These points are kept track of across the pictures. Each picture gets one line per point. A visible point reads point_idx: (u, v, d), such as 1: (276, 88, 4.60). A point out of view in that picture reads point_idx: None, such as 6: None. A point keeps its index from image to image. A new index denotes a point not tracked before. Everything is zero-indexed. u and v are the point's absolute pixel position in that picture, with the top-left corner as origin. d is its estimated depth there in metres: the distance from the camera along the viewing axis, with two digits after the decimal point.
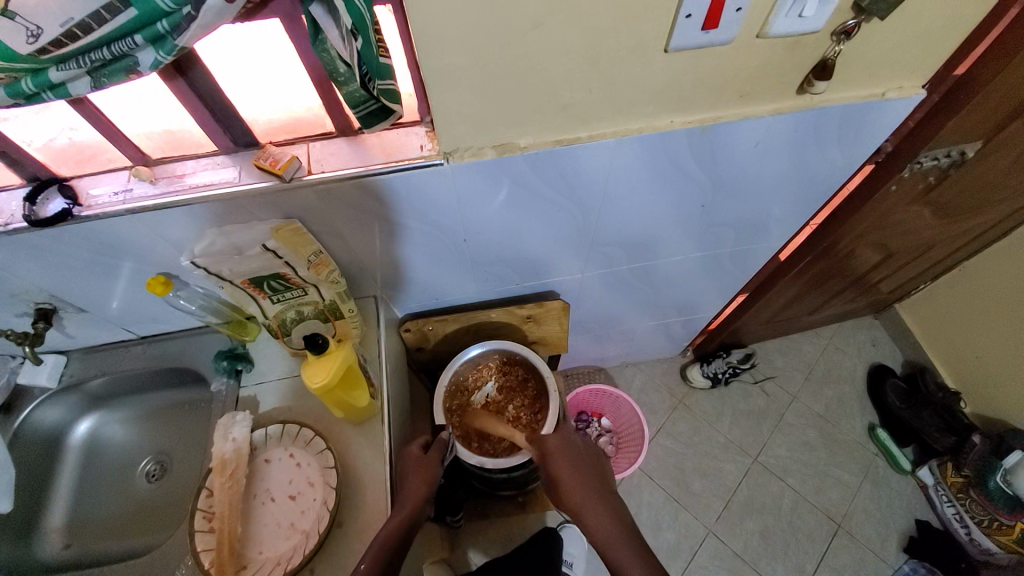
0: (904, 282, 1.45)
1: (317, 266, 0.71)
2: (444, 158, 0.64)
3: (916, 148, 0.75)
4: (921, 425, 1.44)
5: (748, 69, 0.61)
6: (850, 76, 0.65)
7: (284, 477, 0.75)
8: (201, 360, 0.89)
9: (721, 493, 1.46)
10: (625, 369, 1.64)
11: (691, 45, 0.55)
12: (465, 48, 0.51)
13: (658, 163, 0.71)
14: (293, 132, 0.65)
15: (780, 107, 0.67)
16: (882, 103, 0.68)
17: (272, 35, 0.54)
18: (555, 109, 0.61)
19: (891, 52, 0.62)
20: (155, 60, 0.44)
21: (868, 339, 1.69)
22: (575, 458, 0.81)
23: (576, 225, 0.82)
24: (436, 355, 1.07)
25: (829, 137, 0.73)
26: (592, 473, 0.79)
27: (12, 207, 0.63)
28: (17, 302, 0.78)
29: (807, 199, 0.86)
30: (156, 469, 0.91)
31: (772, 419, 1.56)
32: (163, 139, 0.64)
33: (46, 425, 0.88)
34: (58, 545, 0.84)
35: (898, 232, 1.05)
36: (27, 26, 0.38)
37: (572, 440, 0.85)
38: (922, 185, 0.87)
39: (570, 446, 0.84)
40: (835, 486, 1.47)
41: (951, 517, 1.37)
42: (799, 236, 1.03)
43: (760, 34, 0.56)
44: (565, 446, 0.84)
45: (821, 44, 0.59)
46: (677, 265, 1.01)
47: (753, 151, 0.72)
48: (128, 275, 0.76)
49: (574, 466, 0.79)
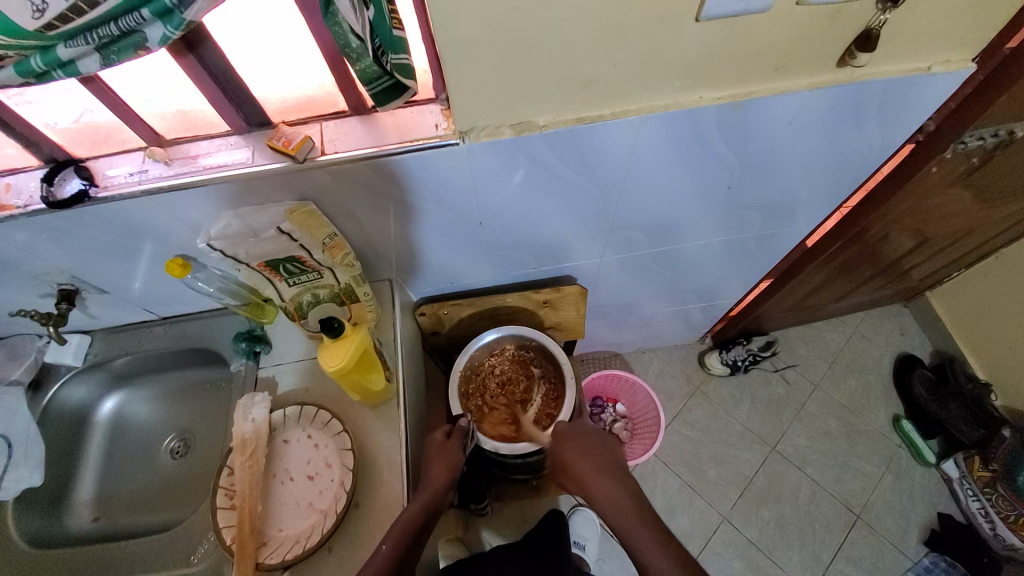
0: (938, 269, 1.39)
1: (332, 248, 0.71)
2: (460, 138, 0.62)
3: (962, 127, 0.70)
4: (950, 417, 1.41)
5: (784, 41, 0.57)
6: (895, 48, 0.60)
7: (302, 458, 0.76)
8: (220, 341, 0.90)
9: (737, 481, 1.44)
10: (642, 355, 1.62)
11: (724, 15, 0.52)
12: (483, 19, 0.49)
13: (685, 142, 0.68)
14: (307, 111, 0.64)
15: (816, 82, 0.63)
16: (928, 78, 0.64)
17: (283, 9, 0.52)
18: (576, 86, 0.58)
19: (943, 21, 0.57)
20: (164, 35, 0.42)
21: (896, 328, 1.64)
22: (587, 448, 0.81)
23: (594, 208, 0.79)
24: (451, 339, 1.06)
25: (869, 115, 0.68)
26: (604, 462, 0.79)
27: (31, 188, 0.63)
28: (41, 283, 0.79)
29: (839, 180, 0.82)
30: (179, 446, 0.93)
31: (792, 408, 1.53)
32: (176, 119, 0.63)
33: (73, 402, 0.91)
34: (88, 518, 0.87)
35: (934, 217, 1.00)
36: (31, 0, 0.37)
37: (585, 430, 0.86)
38: (965, 167, 0.82)
39: (584, 436, 0.84)
40: (855, 477, 1.44)
41: (976, 511, 1.33)
42: (829, 221, 0.98)
43: (800, 1, 0.52)
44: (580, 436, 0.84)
45: (864, 13, 0.55)
46: (699, 249, 0.98)
47: (785, 129, 0.68)
48: (146, 256, 0.76)
49: (587, 457, 0.80)
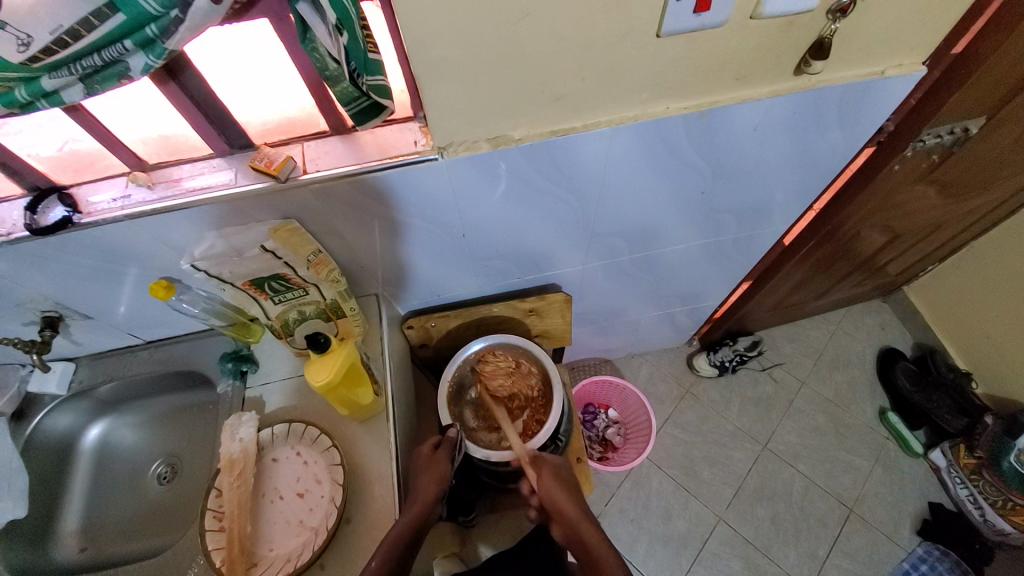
0: (912, 264, 1.43)
1: (317, 265, 0.72)
2: (438, 153, 0.64)
3: (918, 127, 0.74)
4: (933, 407, 1.43)
5: (743, 51, 0.60)
6: (849, 55, 0.63)
7: (292, 476, 0.76)
8: (207, 362, 0.90)
9: (730, 481, 1.45)
10: (632, 360, 1.64)
11: (684, 30, 0.54)
12: (454, 40, 0.51)
13: (656, 150, 0.70)
14: (288, 132, 0.65)
15: (777, 89, 0.66)
16: (882, 82, 0.67)
17: (262, 36, 0.54)
18: (549, 100, 0.61)
19: (890, 29, 0.61)
20: (146, 64, 0.44)
21: (877, 322, 1.68)
22: (571, 492, 0.81)
23: (574, 217, 0.81)
24: (440, 351, 1.07)
25: (830, 119, 0.72)
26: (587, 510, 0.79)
27: (14, 216, 0.64)
28: (23, 312, 0.79)
29: (808, 182, 0.85)
30: (167, 471, 0.92)
31: (781, 406, 1.56)
32: (158, 143, 0.64)
33: (57, 431, 0.90)
34: (74, 548, 0.86)
35: (903, 213, 1.03)
36: (16, 35, 0.38)
37: (565, 471, 0.84)
38: (926, 164, 0.85)
39: (565, 478, 0.83)
40: (846, 471, 1.46)
41: (965, 498, 1.36)
42: (802, 221, 1.01)
43: (755, 15, 0.55)
44: (561, 477, 0.83)
45: (816, 23, 0.58)
46: (679, 254, 1.00)
47: (752, 135, 0.71)
48: (131, 280, 0.76)
49: (573, 502, 0.79)
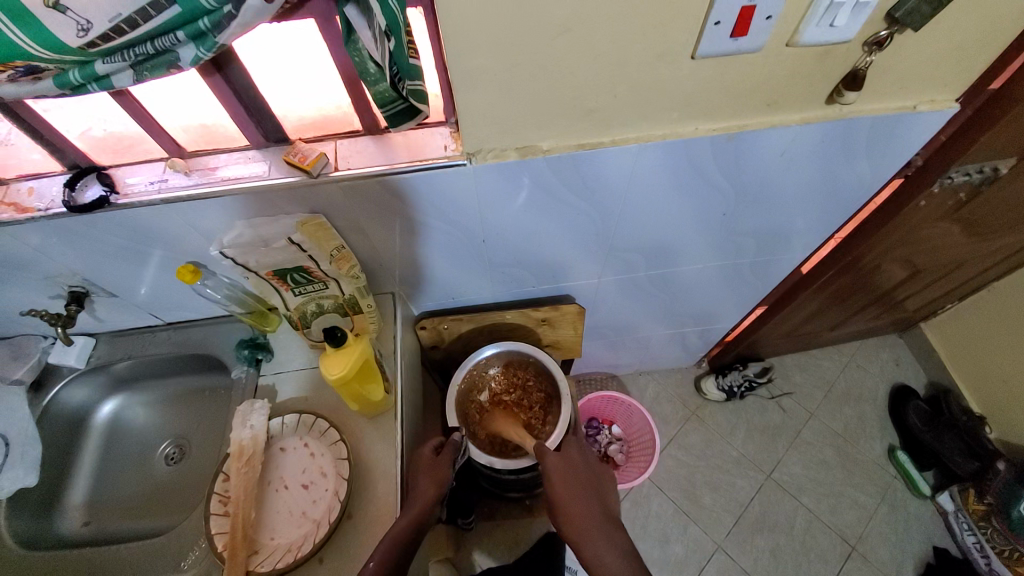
0: (931, 300, 1.41)
1: (339, 261, 0.72)
2: (467, 159, 0.65)
3: (946, 164, 0.73)
4: (944, 449, 1.38)
5: (775, 77, 0.60)
6: (882, 87, 0.64)
7: (298, 466, 0.76)
8: (222, 347, 0.91)
9: (732, 507, 1.43)
10: (639, 378, 1.63)
11: (719, 53, 0.55)
12: (492, 50, 0.52)
13: (681, 169, 0.71)
14: (322, 130, 0.67)
15: (807, 117, 0.66)
16: (913, 116, 0.67)
17: (308, 35, 0.56)
18: (580, 114, 0.61)
19: (924, 64, 0.61)
20: (196, 56, 0.45)
21: (892, 358, 1.65)
22: (578, 482, 0.78)
23: (594, 231, 0.82)
24: (450, 354, 1.08)
25: (858, 149, 0.71)
26: (594, 499, 0.76)
27: (53, 192, 0.66)
28: (52, 285, 0.81)
29: (832, 210, 0.84)
30: (175, 452, 0.94)
31: (788, 435, 1.53)
32: (199, 132, 0.66)
33: (72, 405, 0.91)
34: (78, 522, 0.87)
35: (926, 249, 1.02)
36: (77, 21, 0.39)
37: (574, 461, 0.82)
38: (952, 201, 0.84)
39: (571, 469, 0.80)
40: (851, 507, 1.43)
41: (971, 546, 1.33)
42: (822, 249, 1.01)
43: (790, 43, 0.55)
44: (565, 465, 0.81)
45: (851, 54, 0.58)
46: (697, 273, 1.00)
47: (777, 161, 0.71)
48: (158, 261, 0.78)
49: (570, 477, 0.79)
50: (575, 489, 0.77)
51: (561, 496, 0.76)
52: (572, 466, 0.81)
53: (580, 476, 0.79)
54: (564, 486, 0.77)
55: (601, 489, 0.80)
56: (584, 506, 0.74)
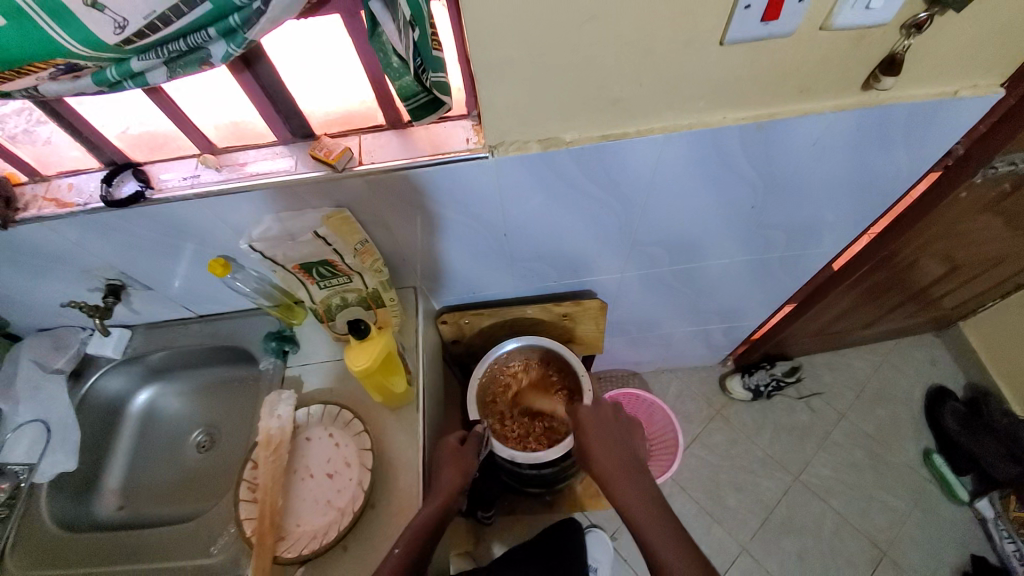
0: (971, 298, 1.35)
1: (363, 255, 0.74)
2: (489, 151, 0.65)
3: (990, 153, 0.70)
4: (982, 451, 1.34)
5: (807, 63, 0.58)
6: (922, 71, 0.61)
7: (323, 455, 0.78)
8: (250, 339, 0.94)
9: (757, 510, 1.40)
10: (661, 376, 1.61)
11: (748, 38, 0.53)
12: (516, 41, 0.52)
13: (707, 160, 0.69)
14: (346, 125, 0.68)
15: (842, 104, 0.64)
16: (954, 102, 0.64)
17: (333, 30, 0.56)
18: (603, 104, 0.61)
19: (967, 47, 0.58)
20: (226, 52, 0.46)
21: (928, 358, 1.58)
22: (609, 436, 0.81)
23: (617, 224, 0.81)
24: (471, 349, 1.08)
25: (895, 139, 0.69)
26: (622, 448, 0.79)
27: (91, 187, 0.69)
28: (91, 277, 0.84)
29: (866, 203, 0.82)
30: (205, 440, 0.97)
31: (816, 437, 1.49)
32: (230, 130, 0.68)
33: (109, 393, 0.95)
34: (114, 505, 0.91)
35: (967, 243, 0.98)
36: (115, 19, 0.41)
37: (604, 412, 0.84)
38: (996, 192, 0.80)
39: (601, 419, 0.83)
40: (882, 512, 1.39)
41: (1010, 554, 1.29)
42: (855, 245, 0.97)
43: (824, 26, 0.53)
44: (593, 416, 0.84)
45: (888, 38, 0.56)
46: (722, 268, 0.98)
47: (809, 150, 0.69)
48: (190, 255, 0.81)
49: (606, 439, 0.80)
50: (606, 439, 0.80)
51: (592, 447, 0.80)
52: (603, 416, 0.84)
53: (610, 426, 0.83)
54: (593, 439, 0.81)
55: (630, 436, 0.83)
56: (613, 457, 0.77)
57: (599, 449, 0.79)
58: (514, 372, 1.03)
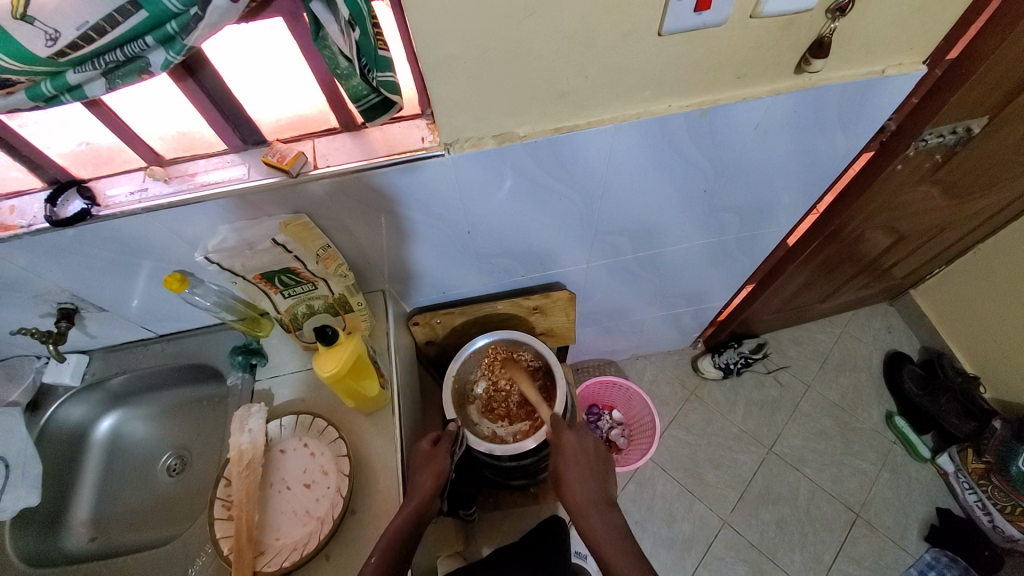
0: (918, 266, 1.43)
1: (326, 260, 0.73)
2: (445, 149, 0.65)
3: (920, 125, 0.74)
4: (940, 411, 1.42)
5: (742, 50, 0.61)
6: (849, 53, 0.64)
7: (299, 467, 0.77)
8: (217, 355, 0.92)
9: (735, 484, 1.45)
10: (636, 362, 1.65)
11: (685, 28, 0.56)
12: (461, 39, 0.52)
13: (659, 146, 0.71)
14: (299, 129, 0.67)
15: (778, 87, 0.67)
16: (883, 80, 0.68)
17: (277, 34, 0.56)
18: (553, 97, 0.62)
19: (888, 29, 0.62)
20: (166, 60, 0.46)
21: (884, 326, 1.67)
22: (588, 470, 0.78)
23: (578, 215, 0.83)
24: (445, 349, 1.08)
25: (831, 118, 0.72)
26: (606, 493, 0.76)
27: (34, 209, 0.66)
28: (41, 303, 0.81)
29: (811, 181, 0.85)
30: (176, 464, 0.95)
31: (786, 409, 1.55)
32: (176, 140, 0.66)
33: (70, 422, 0.91)
34: (85, 537, 0.87)
35: (908, 214, 1.04)
36: (45, 31, 0.40)
37: (588, 447, 0.81)
38: (930, 163, 0.85)
39: (585, 456, 0.80)
40: (852, 475, 1.45)
41: (973, 504, 1.34)
42: (805, 222, 1.02)
43: (754, 14, 0.56)
44: (579, 450, 0.81)
45: (816, 22, 0.59)
46: (683, 253, 1.01)
47: (753, 133, 0.72)
48: (146, 273, 0.78)
49: (583, 472, 0.78)
50: (588, 485, 0.76)
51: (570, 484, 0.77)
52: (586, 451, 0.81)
53: (591, 465, 0.79)
54: (569, 468, 0.78)
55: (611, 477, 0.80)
56: (589, 492, 0.75)
57: (577, 484, 0.76)
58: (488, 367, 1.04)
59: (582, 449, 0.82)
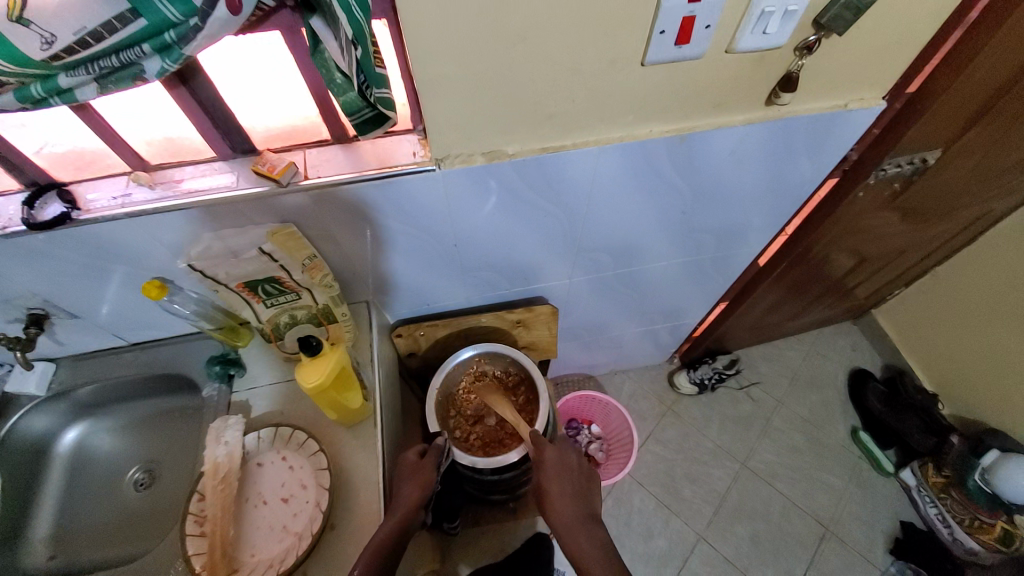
0: (880, 287, 1.50)
1: (312, 270, 0.73)
2: (435, 164, 0.67)
3: (880, 156, 0.80)
4: (904, 428, 1.47)
5: (719, 81, 0.65)
6: (815, 88, 0.69)
7: (277, 480, 0.76)
8: (193, 365, 0.90)
9: (711, 498, 1.47)
10: (614, 377, 1.67)
11: (666, 60, 0.59)
12: (456, 60, 0.54)
13: (641, 169, 0.75)
14: (290, 140, 0.68)
15: (752, 118, 0.71)
16: (846, 114, 0.73)
17: (273, 47, 0.57)
18: (541, 118, 0.65)
19: (851, 67, 0.67)
20: (162, 67, 0.46)
21: (849, 344, 1.74)
22: (569, 484, 0.79)
23: (563, 233, 0.86)
24: (426, 361, 1.08)
25: (800, 148, 0.77)
26: (586, 504, 0.77)
27: (9, 211, 0.64)
28: (9, 308, 0.78)
29: (781, 205, 0.90)
30: (145, 478, 0.91)
31: (759, 424, 1.59)
32: (163, 146, 0.66)
33: (34, 433, 0.88)
34: (44, 556, 0.83)
35: (870, 238, 1.10)
36: (41, 34, 0.40)
37: (569, 461, 0.82)
38: (889, 191, 0.91)
39: (565, 470, 0.80)
40: (822, 489, 1.50)
41: (934, 517, 1.41)
42: (775, 244, 1.07)
43: (730, 49, 0.60)
44: (559, 467, 0.81)
45: (785, 58, 0.63)
46: (662, 270, 1.04)
47: (727, 158, 0.76)
48: (122, 279, 0.77)
49: (564, 489, 0.78)
50: (569, 493, 0.77)
51: (552, 498, 0.77)
52: (567, 465, 0.82)
53: (571, 477, 0.80)
54: (552, 484, 0.79)
55: (593, 490, 0.81)
56: (569, 505, 0.76)
57: (558, 502, 0.76)
58: (468, 388, 1.04)
59: (563, 461, 0.82)
